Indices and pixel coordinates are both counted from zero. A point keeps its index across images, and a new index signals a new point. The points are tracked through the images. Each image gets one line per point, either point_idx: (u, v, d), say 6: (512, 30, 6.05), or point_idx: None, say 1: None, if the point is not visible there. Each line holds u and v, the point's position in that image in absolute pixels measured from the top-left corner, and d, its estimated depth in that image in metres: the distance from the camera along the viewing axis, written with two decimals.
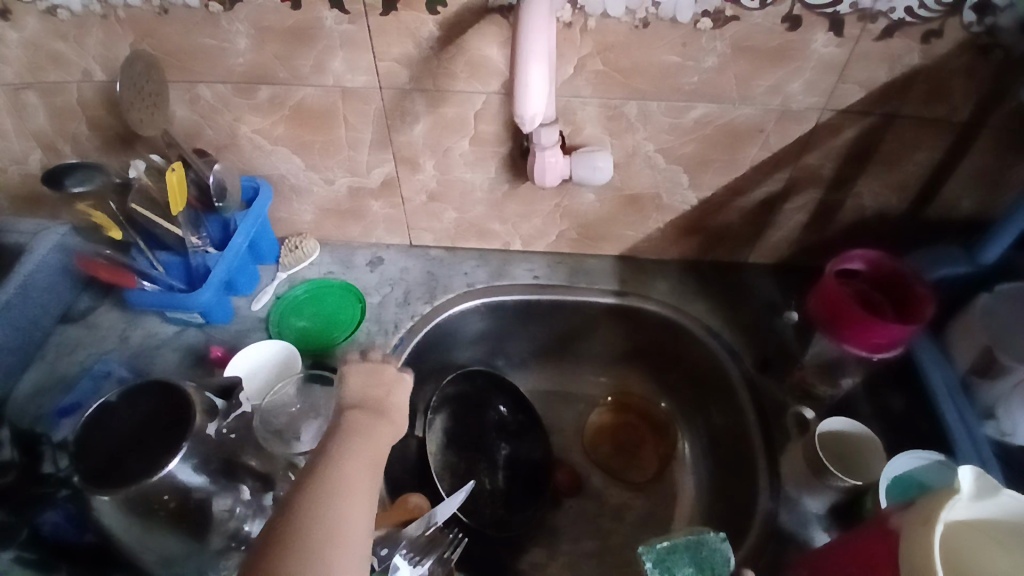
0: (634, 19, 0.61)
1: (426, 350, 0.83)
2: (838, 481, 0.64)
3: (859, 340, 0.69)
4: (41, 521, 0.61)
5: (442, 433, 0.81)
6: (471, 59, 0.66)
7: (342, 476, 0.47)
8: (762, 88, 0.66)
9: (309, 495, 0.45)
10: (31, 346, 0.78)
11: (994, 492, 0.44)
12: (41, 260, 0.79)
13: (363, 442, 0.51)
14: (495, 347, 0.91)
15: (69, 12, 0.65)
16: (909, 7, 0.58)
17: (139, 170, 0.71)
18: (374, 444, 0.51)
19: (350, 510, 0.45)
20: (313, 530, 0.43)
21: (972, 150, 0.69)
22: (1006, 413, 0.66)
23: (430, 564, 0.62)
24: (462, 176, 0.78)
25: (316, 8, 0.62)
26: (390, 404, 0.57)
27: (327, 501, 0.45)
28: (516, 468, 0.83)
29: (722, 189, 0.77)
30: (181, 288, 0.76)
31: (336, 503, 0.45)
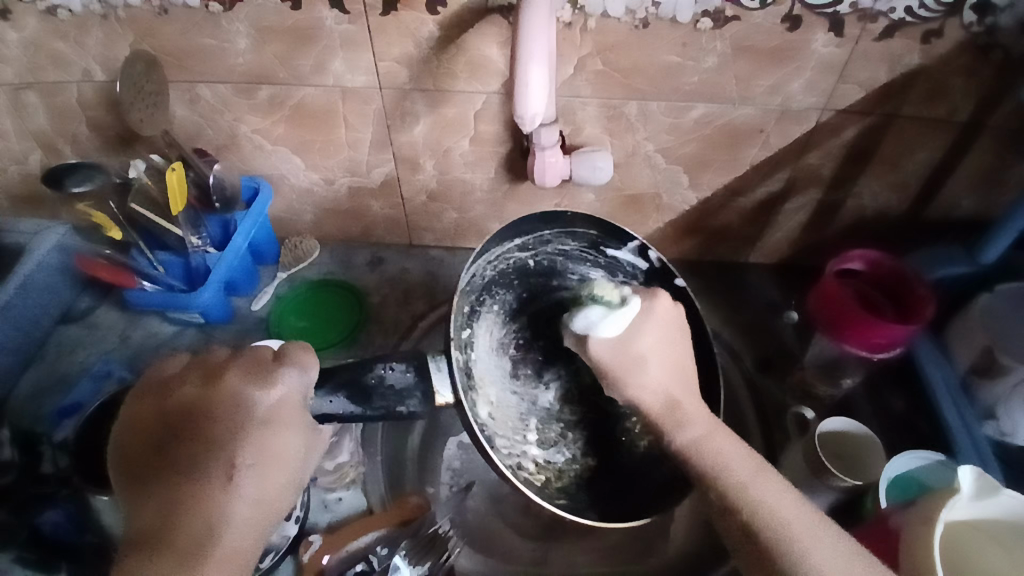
0: (634, 19, 0.61)
1: (484, 292, 0.67)
2: (838, 481, 0.64)
3: (859, 340, 0.70)
4: (41, 521, 0.61)
5: (495, 323, 0.67)
6: (471, 59, 0.66)
7: (190, 469, 0.47)
8: (762, 88, 0.66)
9: (162, 485, 0.46)
10: (31, 346, 0.78)
11: (994, 491, 0.47)
12: (41, 261, 0.78)
13: (183, 485, 0.46)
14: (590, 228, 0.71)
15: (69, 12, 0.64)
16: (909, 7, 0.58)
17: (139, 171, 0.71)
18: (223, 432, 0.48)
19: (179, 514, 0.45)
20: (158, 523, 0.45)
21: (972, 150, 0.69)
22: (1006, 413, 0.66)
23: (429, 564, 0.63)
24: (462, 176, 0.78)
25: (316, 9, 0.62)
26: (282, 410, 0.51)
27: (173, 489, 0.46)
28: (585, 406, 0.67)
29: (722, 189, 0.77)
30: (181, 287, 0.76)
31: (152, 509, 0.46)
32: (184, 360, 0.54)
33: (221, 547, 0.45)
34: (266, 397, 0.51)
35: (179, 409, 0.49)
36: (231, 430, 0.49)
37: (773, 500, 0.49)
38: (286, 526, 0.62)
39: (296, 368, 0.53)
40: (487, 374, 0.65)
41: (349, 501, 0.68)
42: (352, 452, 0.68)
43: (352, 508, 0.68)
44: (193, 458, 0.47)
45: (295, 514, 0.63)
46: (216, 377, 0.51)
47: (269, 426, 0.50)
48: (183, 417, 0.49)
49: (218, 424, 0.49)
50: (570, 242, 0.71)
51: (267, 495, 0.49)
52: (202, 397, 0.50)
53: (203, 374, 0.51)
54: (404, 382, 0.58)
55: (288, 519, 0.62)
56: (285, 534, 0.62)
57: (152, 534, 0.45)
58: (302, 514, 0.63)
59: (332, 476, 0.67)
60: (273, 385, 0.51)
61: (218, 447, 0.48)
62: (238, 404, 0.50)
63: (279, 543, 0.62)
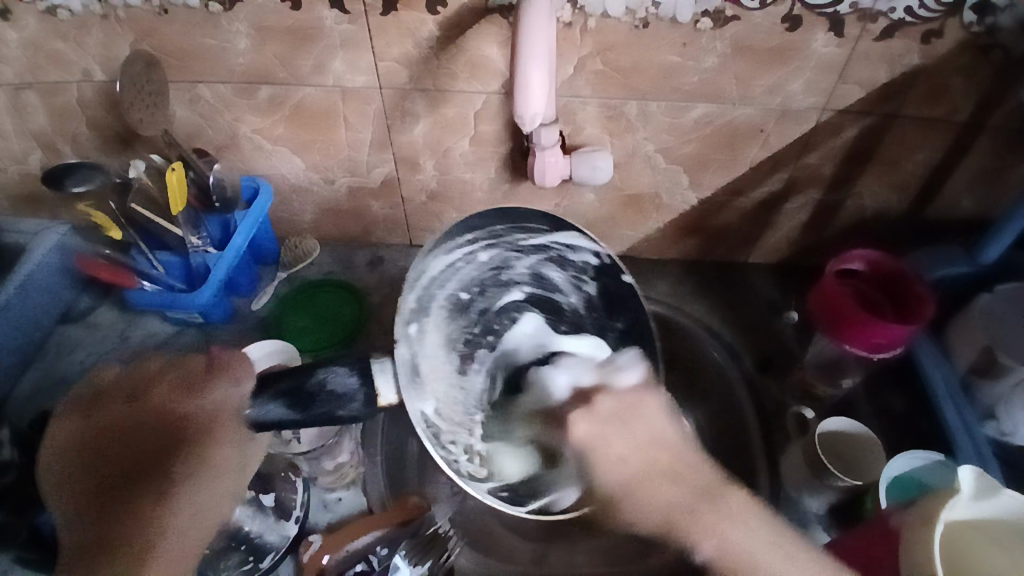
0: (634, 19, 0.61)
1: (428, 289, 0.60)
2: (838, 481, 0.64)
3: (859, 340, 0.70)
4: (41, 520, 0.61)
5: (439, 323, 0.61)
6: (470, 59, 0.66)
7: (137, 476, 0.52)
8: (762, 88, 0.66)
9: (112, 491, 0.51)
10: (31, 346, 0.78)
11: (995, 490, 0.48)
12: (41, 260, 0.78)
13: (136, 487, 0.51)
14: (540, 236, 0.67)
15: (69, 12, 0.64)
16: (909, 7, 0.58)
17: (139, 171, 0.71)
18: (170, 441, 0.55)
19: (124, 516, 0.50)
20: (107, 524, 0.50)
21: (972, 149, 0.69)
22: (1006, 413, 0.66)
23: (429, 564, 0.63)
24: (462, 176, 0.78)
25: (316, 9, 0.62)
26: (219, 421, 0.56)
27: (123, 493, 0.51)
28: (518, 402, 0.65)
29: (722, 189, 0.77)
30: (182, 287, 0.76)
31: (106, 510, 0.51)
32: (162, 364, 0.60)
33: (161, 555, 0.50)
34: (216, 405, 0.56)
35: (115, 427, 0.55)
36: (178, 442, 0.55)
37: (746, 537, 0.53)
38: (286, 526, 0.63)
39: (230, 381, 0.57)
40: (439, 368, 0.59)
41: (349, 501, 0.68)
42: (352, 452, 0.68)
43: (351, 508, 0.68)
44: (149, 466, 0.53)
45: (295, 514, 0.63)
46: (146, 396, 0.57)
47: (212, 434, 0.55)
48: (134, 429, 0.55)
49: (175, 439, 0.55)
50: (524, 236, 0.66)
51: (215, 495, 0.54)
52: (159, 413, 0.56)
53: (128, 394, 0.57)
54: (353, 386, 0.55)
55: (288, 518, 0.63)
56: (285, 534, 0.62)
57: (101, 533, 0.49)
58: (302, 514, 0.64)
59: (332, 476, 0.67)
60: (221, 392, 0.56)
61: (176, 469, 0.53)
62: (203, 424, 0.55)
63: (279, 543, 0.61)
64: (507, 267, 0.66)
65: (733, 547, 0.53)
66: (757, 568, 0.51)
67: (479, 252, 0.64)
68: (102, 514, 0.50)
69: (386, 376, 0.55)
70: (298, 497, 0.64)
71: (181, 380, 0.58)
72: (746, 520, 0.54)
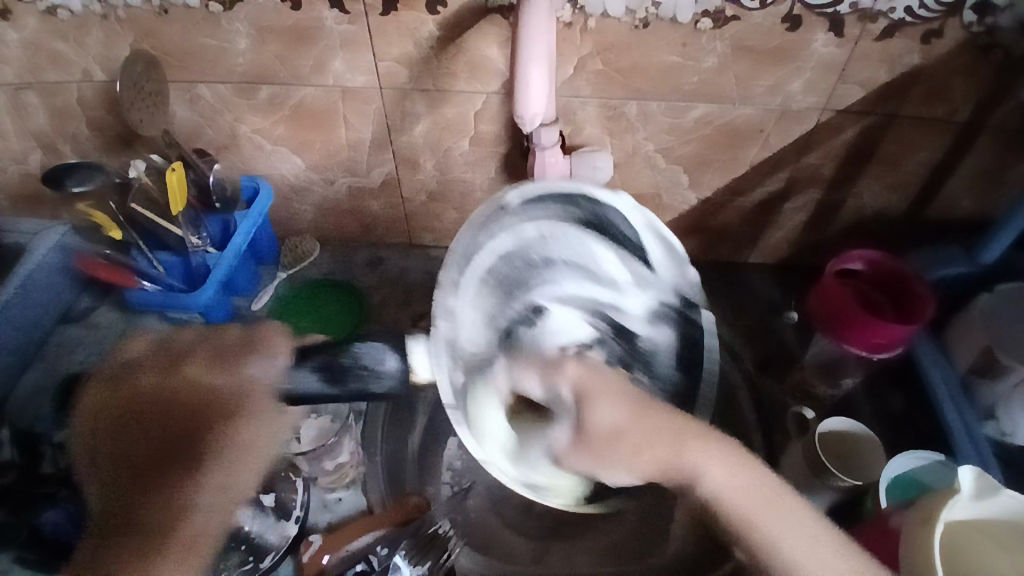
0: (634, 19, 0.61)
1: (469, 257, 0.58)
2: (838, 482, 0.64)
3: (859, 340, 0.70)
4: (42, 521, 0.60)
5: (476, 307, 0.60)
6: (471, 59, 0.66)
7: (144, 454, 0.45)
8: (762, 88, 0.66)
9: (128, 472, 0.45)
10: (31, 346, 0.78)
11: (993, 490, 0.48)
12: (41, 260, 0.79)
13: (149, 470, 0.45)
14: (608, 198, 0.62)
15: (69, 12, 0.64)
16: (909, 7, 0.58)
17: (139, 170, 0.71)
18: (194, 420, 0.47)
19: (144, 496, 0.44)
20: (127, 495, 0.44)
21: (972, 150, 0.69)
22: (1006, 413, 0.66)
23: (429, 564, 0.63)
24: (462, 176, 0.78)
25: (316, 9, 0.62)
26: (243, 397, 0.50)
27: (133, 478, 0.44)
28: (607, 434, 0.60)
29: (722, 189, 0.77)
30: (182, 288, 0.76)
31: (113, 490, 0.45)
32: (148, 345, 0.53)
33: (196, 523, 0.44)
34: (257, 375, 0.52)
35: (135, 402, 0.48)
36: (201, 419, 0.47)
37: (728, 474, 0.43)
38: (287, 526, 0.63)
39: (262, 355, 0.53)
40: (479, 352, 0.60)
41: (349, 501, 0.68)
42: (352, 452, 0.69)
43: (352, 508, 0.68)
44: (173, 454, 0.45)
45: (295, 513, 0.64)
46: (177, 368, 0.50)
47: (237, 413, 0.49)
48: (148, 404, 0.47)
49: (188, 414, 0.48)
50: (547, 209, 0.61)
51: (231, 485, 0.47)
52: (171, 389, 0.49)
53: (164, 362, 0.51)
54: (391, 368, 0.57)
55: (288, 518, 0.63)
56: (285, 534, 0.63)
57: (120, 510, 0.44)
58: (302, 515, 0.64)
59: (332, 476, 0.68)
60: (246, 364, 0.52)
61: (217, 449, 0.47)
62: (239, 394, 0.50)
63: (279, 543, 0.62)
64: (547, 239, 0.63)
65: (756, 530, 0.41)
66: (791, 569, 0.39)
67: (527, 223, 0.61)
68: (134, 489, 0.44)
69: (420, 353, 0.58)
70: (298, 497, 0.64)
71: (213, 346, 0.53)
72: (797, 514, 0.41)
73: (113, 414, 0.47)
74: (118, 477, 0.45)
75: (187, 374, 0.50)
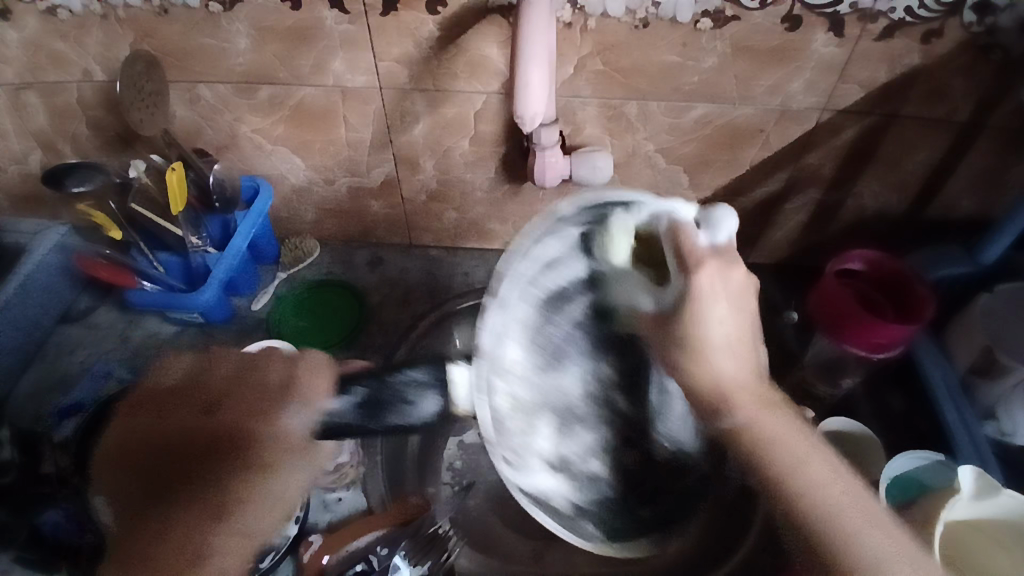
0: (634, 19, 0.61)
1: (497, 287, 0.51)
2: None
3: (859, 340, 0.70)
4: (42, 520, 0.61)
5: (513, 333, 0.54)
6: (470, 59, 0.66)
7: (166, 502, 0.44)
8: (762, 88, 0.66)
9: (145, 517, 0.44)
10: (31, 346, 0.78)
11: (993, 491, 0.47)
12: (40, 260, 0.79)
13: (160, 521, 0.43)
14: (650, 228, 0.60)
15: (69, 12, 0.64)
16: (909, 7, 0.58)
17: (139, 171, 0.71)
18: (220, 468, 0.46)
19: (157, 545, 0.43)
20: (140, 543, 0.43)
21: (972, 149, 0.69)
22: (1006, 412, 0.66)
23: (429, 564, 0.63)
24: (462, 176, 0.78)
25: (316, 9, 0.62)
26: (277, 454, 0.48)
27: (153, 522, 0.43)
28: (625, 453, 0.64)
29: (722, 189, 0.78)
30: (181, 287, 0.76)
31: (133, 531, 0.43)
32: (183, 370, 0.52)
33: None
34: (299, 424, 0.49)
35: (166, 438, 0.46)
36: (223, 468, 0.46)
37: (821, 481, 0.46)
38: (287, 527, 0.62)
39: (300, 403, 0.50)
40: (518, 366, 0.55)
41: (349, 501, 0.68)
42: (352, 453, 0.67)
43: (352, 508, 0.68)
44: (177, 495, 0.44)
45: (296, 513, 0.62)
46: (210, 411, 0.48)
47: (265, 465, 0.48)
48: (172, 444, 0.46)
49: (213, 461, 0.46)
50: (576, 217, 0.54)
51: (250, 531, 0.46)
52: (200, 427, 0.47)
53: (199, 403, 0.48)
54: (431, 404, 0.51)
55: (289, 518, 0.61)
56: (285, 535, 0.61)
57: (128, 561, 0.42)
58: (302, 515, 0.63)
59: (332, 476, 0.67)
60: (281, 415, 0.49)
61: (228, 492, 0.45)
62: (266, 445, 0.48)
63: (279, 543, 0.61)
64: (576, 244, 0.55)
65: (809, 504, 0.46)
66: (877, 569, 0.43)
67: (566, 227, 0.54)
68: (147, 528, 0.43)
69: (462, 378, 0.52)
70: (297, 496, 0.63)
71: (262, 386, 0.51)
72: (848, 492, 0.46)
73: (138, 443, 0.46)
74: (138, 517, 0.44)
75: (224, 412, 0.48)
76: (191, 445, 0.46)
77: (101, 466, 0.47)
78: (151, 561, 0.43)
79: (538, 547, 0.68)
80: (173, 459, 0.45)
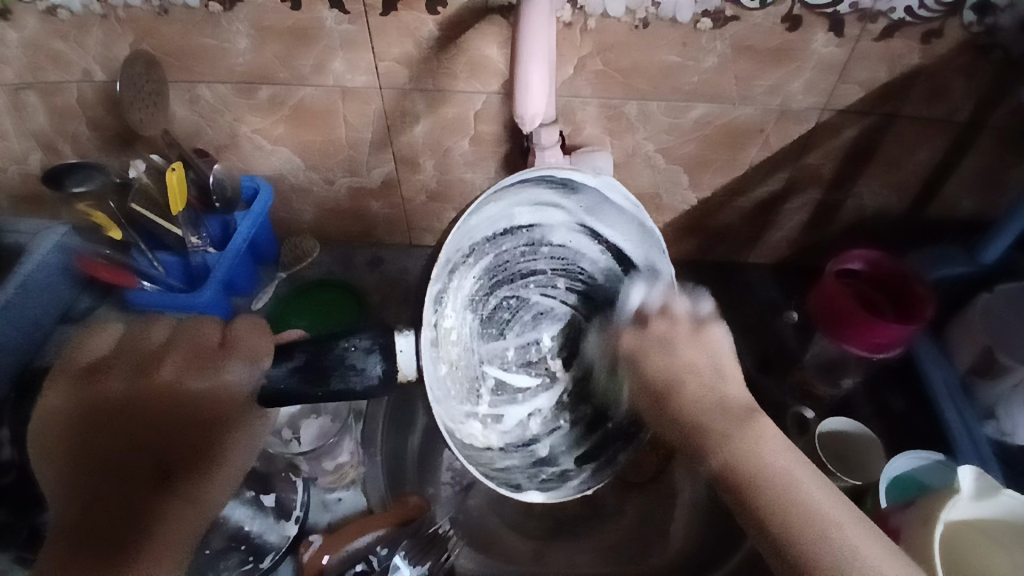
0: (634, 19, 0.61)
1: (457, 266, 0.57)
2: (838, 481, 0.64)
3: (859, 340, 0.70)
4: (42, 521, 0.61)
5: (467, 288, 0.61)
6: (470, 59, 0.66)
7: (123, 457, 0.44)
8: (762, 88, 0.66)
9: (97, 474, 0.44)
10: (31, 347, 0.78)
11: (993, 491, 0.48)
12: (41, 260, 0.79)
13: (119, 472, 0.44)
14: (594, 184, 0.55)
15: (69, 12, 0.64)
16: (909, 7, 0.58)
17: (139, 170, 0.71)
18: (166, 432, 0.46)
19: (119, 499, 0.43)
20: (93, 502, 0.43)
21: (972, 150, 0.69)
22: (1006, 413, 0.66)
23: (429, 564, 0.62)
24: (462, 175, 0.79)
25: (316, 9, 0.62)
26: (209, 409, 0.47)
27: (104, 478, 0.43)
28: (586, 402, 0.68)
29: (721, 189, 0.78)
30: (181, 287, 0.76)
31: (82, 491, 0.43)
32: (112, 341, 0.49)
33: (172, 529, 0.44)
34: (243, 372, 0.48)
35: (112, 408, 0.45)
36: (174, 433, 0.46)
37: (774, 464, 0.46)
38: (286, 526, 0.63)
39: (245, 360, 0.49)
40: (455, 331, 0.61)
41: (349, 501, 0.69)
42: (352, 452, 0.69)
43: (352, 507, 0.68)
44: (139, 455, 0.45)
45: (295, 513, 0.64)
46: (147, 374, 0.46)
47: (220, 428, 0.47)
48: (116, 415, 0.45)
49: (167, 429, 0.46)
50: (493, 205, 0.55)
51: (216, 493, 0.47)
52: (133, 391, 0.46)
53: (133, 366, 0.47)
54: (375, 371, 0.50)
55: (288, 518, 0.63)
56: (285, 534, 0.63)
57: (87, 523, 0.42)
58: (302, 514, 0.64)
59: (332, 476, 0.68)
60: (217, 372, 0.48)
61: (198, 451, 0.46)
62: (213, 407, 0.47)
63: (279, 543, 0.62)
64: (512, 214, 0.57)
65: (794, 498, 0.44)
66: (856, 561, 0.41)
67: (517, 206, 0.57)
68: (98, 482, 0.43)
69: (407, 348, 0.51)
70: (297, 497, 0.65)
71: (196, 346, 0.49)
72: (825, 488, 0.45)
73: (77, 413, 0.45)
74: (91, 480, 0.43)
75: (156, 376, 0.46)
76: (175, 420, 0.46)
77: (38, 453, 0.45)
78: (130, 526, 0.43)
79: (538, 547, 0.68)
80: (135, 428, 0.45)
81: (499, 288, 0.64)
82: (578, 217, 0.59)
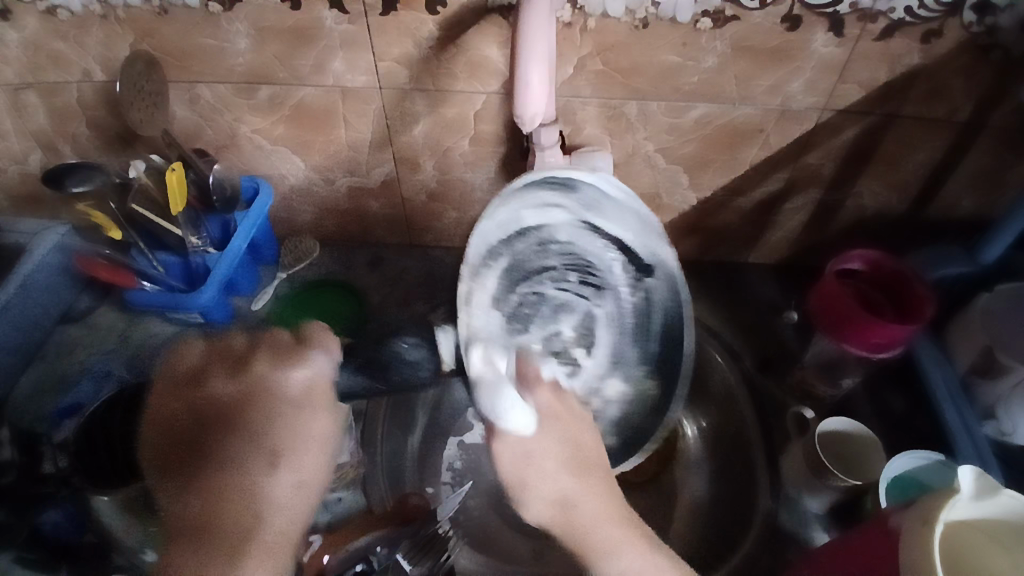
0: (634, 19, 0.61)
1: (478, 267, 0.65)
2: (838, 481, 0.63)
3: (859, 340, 0.70)
4: (42, 520, 0.61)
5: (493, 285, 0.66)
6: (470, 59, 0.66)
7: (217, 455, 0.49)
8: (762, 88, 0.66)
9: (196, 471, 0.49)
10: (30, 346, 0.78)
11: (994, 492, 0.47)
12: (41, 260, 0.79)
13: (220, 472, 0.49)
14: (589, 180, 0.62)
15: (69, 12, 0.64)
16: (909, 7, 0.58)
17: (139, 171, 0.71)
18: (258, 428, 0.51)
19: (216, 494, 0.48)
20: (196, 498, 0.48)
21: (972, 150, 0.69)
22: (1006, 414, 0.66)
23: (429, 564, 0.62)
24: (462, 175, 0.79)
25: (316, 9, 0.62)
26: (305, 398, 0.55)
27: (202, 477, 0.48)
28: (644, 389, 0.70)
29: (722, 189, 0.78)
30: (181, 288, 0.76)
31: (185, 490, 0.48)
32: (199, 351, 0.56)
33: (272, 520, 0.49)
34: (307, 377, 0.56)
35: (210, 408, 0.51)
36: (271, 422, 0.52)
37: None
38: None
39: (322, 352, 0.58)
40: (487, 327, 0.67)
41: (349, 501, 0.67)
42: (352, 452, 0.66)
43: (351, 507, 0.66)
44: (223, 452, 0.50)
45: None
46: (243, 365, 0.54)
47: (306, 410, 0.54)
48: (213, 412, 0.51)
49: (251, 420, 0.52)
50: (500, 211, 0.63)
51: (306, 478, 0.52)
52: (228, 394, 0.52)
53: (231, 363, 0.55)
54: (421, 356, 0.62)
55: None
56: None
57: (194, 520, 0.47)
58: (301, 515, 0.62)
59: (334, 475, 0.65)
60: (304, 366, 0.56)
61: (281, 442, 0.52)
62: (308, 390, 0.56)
63: None
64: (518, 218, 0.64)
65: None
66: None
67: (523, 208, 0.63)
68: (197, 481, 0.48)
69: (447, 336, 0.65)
70: None
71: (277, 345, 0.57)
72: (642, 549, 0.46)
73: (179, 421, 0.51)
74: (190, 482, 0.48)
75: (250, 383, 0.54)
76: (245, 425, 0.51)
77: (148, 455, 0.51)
78: (218, 515, 0.47)
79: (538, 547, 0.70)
80: (221, 432, 0.50)
81: (518, 287, 0.68)
82: (579, 214, 0.64)
